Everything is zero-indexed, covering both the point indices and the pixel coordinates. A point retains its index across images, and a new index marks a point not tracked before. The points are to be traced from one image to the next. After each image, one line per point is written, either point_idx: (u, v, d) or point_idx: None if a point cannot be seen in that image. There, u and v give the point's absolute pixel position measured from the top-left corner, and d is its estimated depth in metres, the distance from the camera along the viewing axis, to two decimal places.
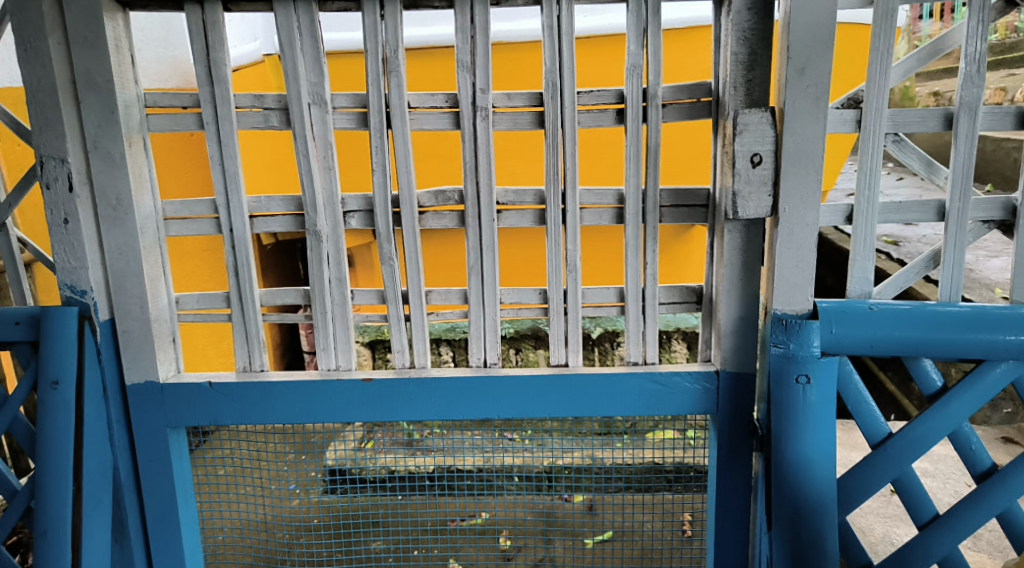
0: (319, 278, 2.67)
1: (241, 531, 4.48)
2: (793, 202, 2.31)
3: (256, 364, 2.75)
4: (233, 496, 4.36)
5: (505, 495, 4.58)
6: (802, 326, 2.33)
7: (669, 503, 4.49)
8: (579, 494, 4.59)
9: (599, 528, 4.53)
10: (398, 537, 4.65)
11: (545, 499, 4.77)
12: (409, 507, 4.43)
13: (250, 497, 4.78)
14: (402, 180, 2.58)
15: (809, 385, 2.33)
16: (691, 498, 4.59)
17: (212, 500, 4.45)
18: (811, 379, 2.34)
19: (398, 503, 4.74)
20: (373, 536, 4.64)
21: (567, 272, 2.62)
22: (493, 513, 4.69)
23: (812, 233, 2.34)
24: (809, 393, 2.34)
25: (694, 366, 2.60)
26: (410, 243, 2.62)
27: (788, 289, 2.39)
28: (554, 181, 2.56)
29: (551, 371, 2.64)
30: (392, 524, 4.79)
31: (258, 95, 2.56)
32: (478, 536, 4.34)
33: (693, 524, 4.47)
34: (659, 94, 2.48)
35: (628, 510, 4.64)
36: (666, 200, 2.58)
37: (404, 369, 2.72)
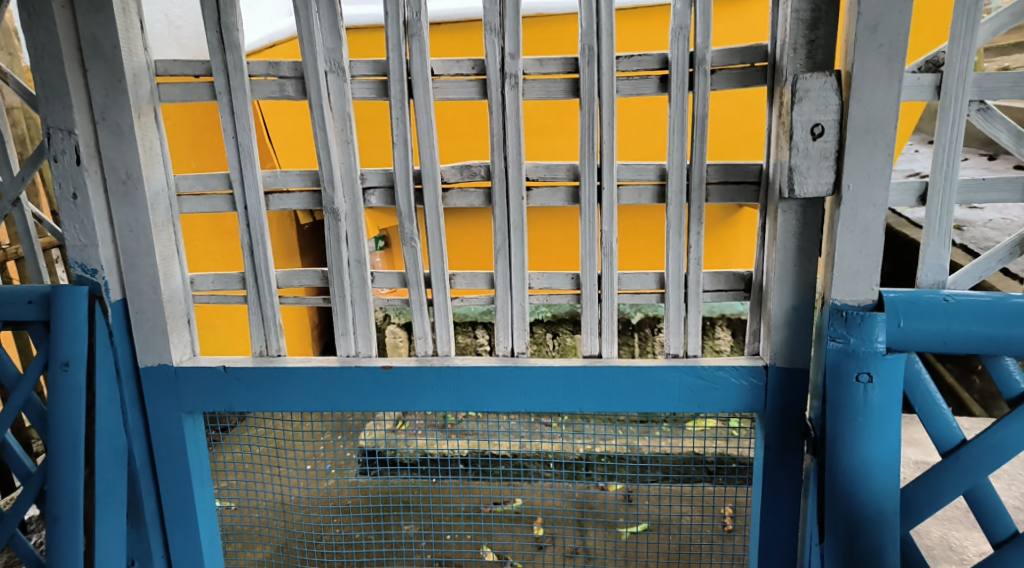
0: (337, 258, 2.51)
1: (272, 511, 4.37)
2: (858, 177, 2.04)
3: (273, 349, 2.61)
4: (265, 475, 4.32)
5: (540, 480, 4.39)
6: (868, 317, 2.07)
7: (712, 496, 4.24)
8: (617, 482, 4.38)
9: (636, 519, 4.31)
10: (429, 519, 4.54)
11: (583, 487, 4.59)
12: (442, 491, 4.31)
13: (282, 478, 4.66)
14: (424, 153, 2.39)
15: (872, 385, 2.06)
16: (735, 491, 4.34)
17: (244, 478, 4.42)
18: (874, 378, 2.07)
19: (431, 486, 4.63)
20: (405, 520, 4.51)
21: (602, 255, 2.41)
22: (527, 500, 4.50)
23: (880, 215, 2.07)
24: (871, 394, 2.07)
25: (740, 359, 2.35)
26: (432, 222, 2.44)
27: (849, 277, 2.11)
28: (588, 154, 2.35)
29: (583, 362, 2.43)
30: (423, 508, 4.64)
31: (272, 63, 2.40)
32: (512, 524, 4.19)
33: (735, 519, 4.24)
34: (707, 58, 2.22)
35: (667, 501, 4.41)
36: (714, 176, 2.33)
37: (425, 356, 2.54)
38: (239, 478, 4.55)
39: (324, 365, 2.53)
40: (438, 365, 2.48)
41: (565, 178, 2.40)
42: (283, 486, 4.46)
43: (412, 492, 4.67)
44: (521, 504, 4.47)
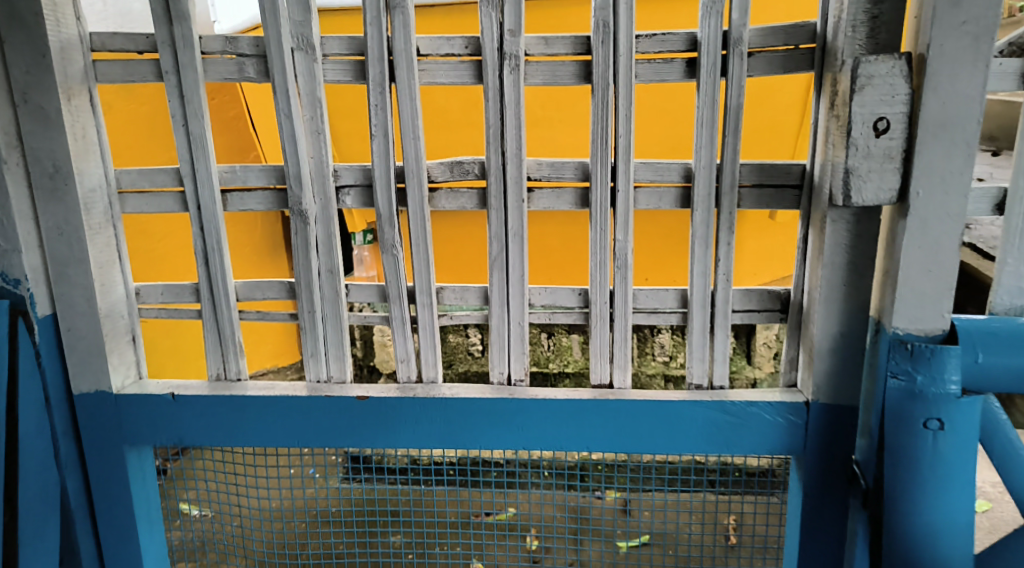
0: (306, 269, 2.15)
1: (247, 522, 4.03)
2: (929, 183, 1.69)
3: (232, 372, 2.26)
4: (238, 484, 3.97)
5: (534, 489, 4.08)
6: (941, 351, 1.72)
7: (720, 508, 3.93)
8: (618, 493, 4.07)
9: (638, 532, 4.00)
10: (416, 530, 4.21)
11: (580, 497, 4.28)
12: (429, 501, 3.98)
13: (258, 485, 4.31)
14: (408, 147, 2.03)
15: (942, 433, 1.71)
16: (743, 504, 4.04)
17: (217, 485, 4.09)
18: (945, 424, 1.71)
19: (418, 495, 4.30)
20: (389, 531, 4.18)
21: (615, 268, 2.07)
22: (521, 510, 4.18)
23: (954, 228, 1.72)
24: (940, 445, 1.72)
25: (775, 392, 2.02)
26: (416, 227, 2.09)
27: (914, 301, 1.77)
28: (600, 150, 2.00)
29: (592, 393, 2.08)
30: (409, 517, 4.31)
31: (229, 38, 2.04)
32: (506, 538, 3.87)
33: (744, 534, 3.93)
34: (744, 39, 1.87)
35: (671, 512, 4.10)
36: (747, 177, 1.98)
37: (408, 384, 2.19)
38: (211, 486, 4.21)
39: (288, 393, 2.17)
40: (422, 395, 2.13)
41: (572, 179, 2.05)
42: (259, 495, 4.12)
43: (397, 500, 4.34)
44: (513, 514, 4.15)
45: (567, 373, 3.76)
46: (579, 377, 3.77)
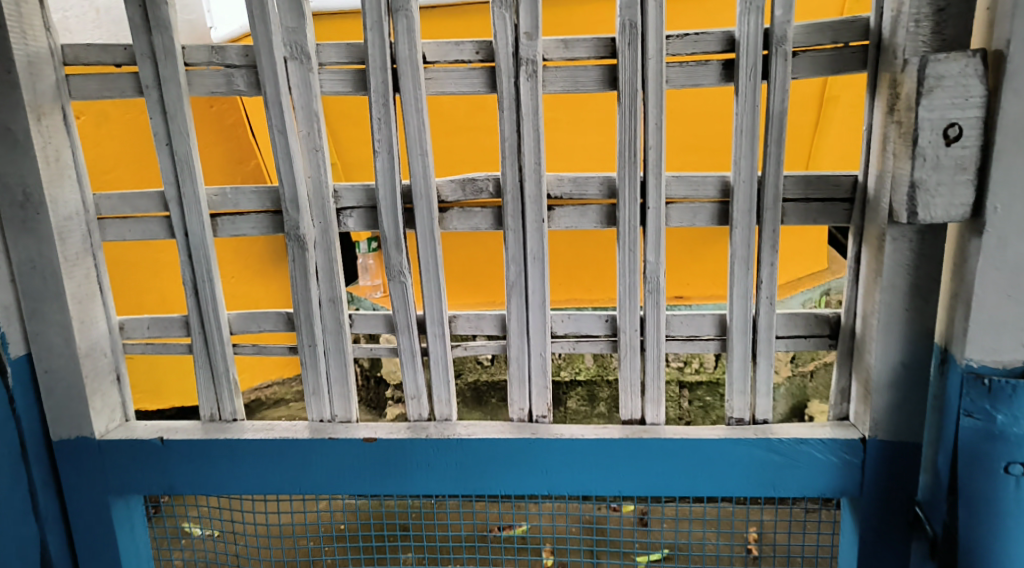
0: (304, 299, 1.95)
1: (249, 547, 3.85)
2: (1008, 196, 1.50)
3: (226, 412, 2.06)
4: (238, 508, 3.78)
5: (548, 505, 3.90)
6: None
7: (741, 522, 3.76)
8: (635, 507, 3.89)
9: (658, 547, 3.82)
10: (425, 550, 4.03)
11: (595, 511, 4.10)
12: (439, 521, 3.80)
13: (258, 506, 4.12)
14: (415, 164, 1.84)
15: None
16: (767, 517, 3.86)
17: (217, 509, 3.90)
18: None
19: (425, 512, 4.08)
20: (398, 551, 4.00)
21: (645, 293, 1.87)
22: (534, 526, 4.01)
23: None
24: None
25: (827, 428, 1.82)
26: (426, 251, 1.89)
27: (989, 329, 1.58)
28: (628, 164, 1.81)
29: (623, 431, 1.90)
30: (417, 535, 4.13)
31: (216, 48, 1.85)
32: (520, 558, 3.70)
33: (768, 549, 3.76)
34: (788, 37, 1.68)
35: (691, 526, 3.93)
36: (792, 191, 1.79)
37: (418, 422, 2.00)
38: (211, 510, 4.02)
39: (288, 435, 1.97)
40: (435, 435, 1.93)
41: (597, 195, 1.86)
42: (261, 517, 3.94)
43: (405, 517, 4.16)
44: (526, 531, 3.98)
45: (579, 382, 3.28)
46: (591, 385, 3.30)
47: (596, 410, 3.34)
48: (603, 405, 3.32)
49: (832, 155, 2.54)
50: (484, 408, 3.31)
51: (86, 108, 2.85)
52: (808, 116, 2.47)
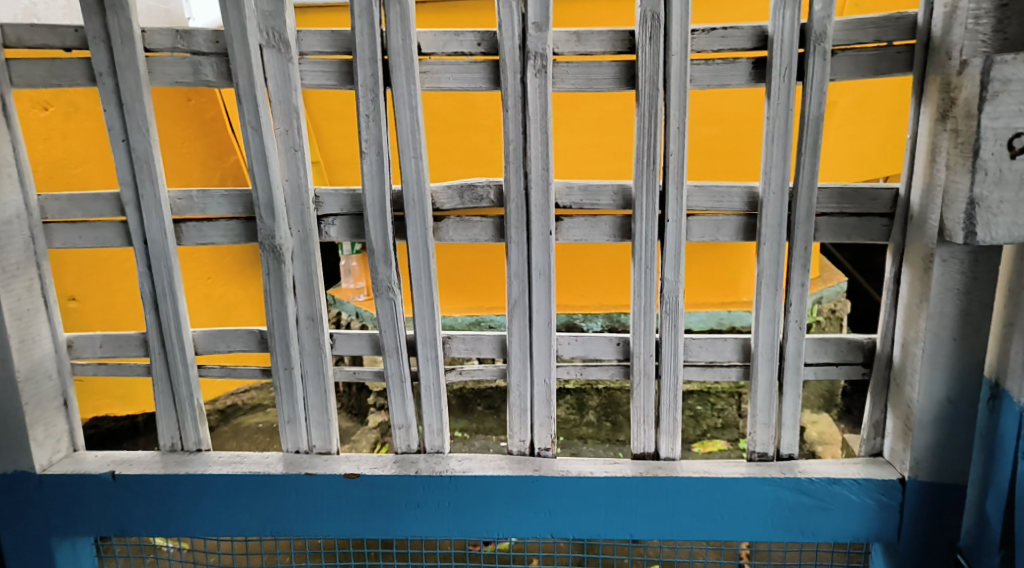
0: (280, 317, 1.73)
1: None
2: None
3: (189, 442, 1.84)
4: None
5: None
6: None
7: None
8: None
9: None
10: None
11: None
12: None
13: None
14: (408, 167, 1.63)
15: None
16: None
17: None
18: None
19: None
20: None
21: (662, 314, 1.70)
22: None
23: None
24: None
25: (858, 466, 1.67)
26: (418, 265, 1.69)
27: None
28: (646, 172, 1.62)
29: (635, 467, 1.72)
30: None
31: (181, 32, 1.63)
32: None
33: None
34: (828, 34, 1.51)
35: None
36: (826, 204, 1.62)
37: (407, 455, 1.79)
38: None
39: (260, 470, 1.76)
40: (425, 471, 1.73)
41: (610, 206, 1.67)
42: None
43: None
44: None
45: (568, 390, 2.99)
46: (580, 393, 3.00)
47: (585, 419, 3.04)
48: (593, 413, 3.01)
49: (830, 161, 2.40)
50: (470, 416, 3.04)
51: (53, 98, 2.57)
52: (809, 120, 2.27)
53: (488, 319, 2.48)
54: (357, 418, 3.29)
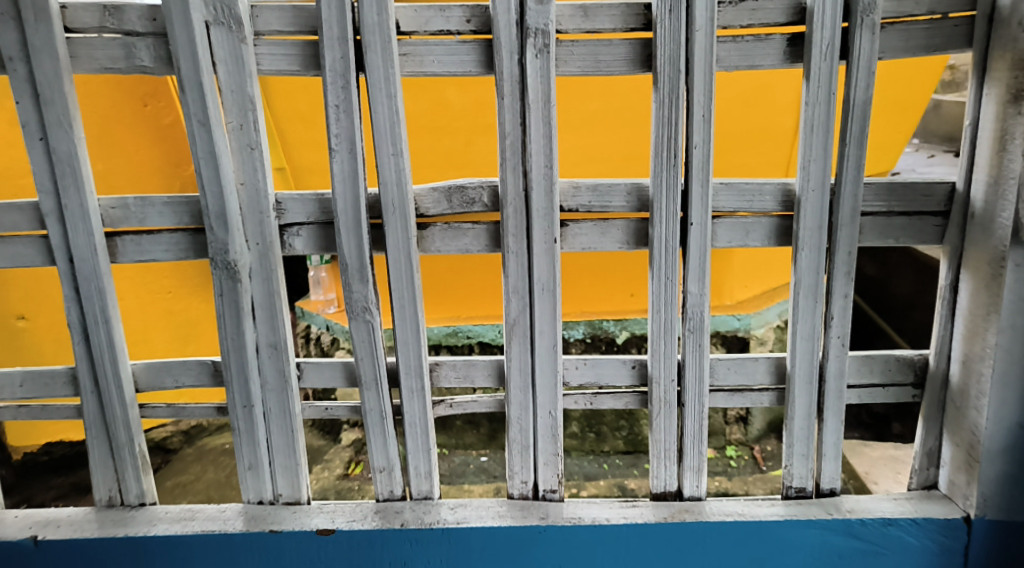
0: (236, 346, 1.46)
1: None
2: None
3: (130, 495, 1.55)
4: None
5: None
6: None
7: None
8: None
9: None
10: None
11: None
12: None
13: None
14: (387, 165, 1.37)
15: None
16: None
17: None
18: None
19: None
20: None
21: (685, 332, 1.47)
22: None
23: None
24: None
25: (912, 502, 1.46)
26: (399, 282, 1.42)
27: None
28: (666, 168, 1.39)
29: (656, 512, 1.48)
30: None
31: (111, 9, 1.35)
32: None
33: None
34: (877, 4, 1.30)
35: None
36: (872, 202, 1.41)
37: (390, 503, 1.53)
38: None
39: (215, 528, 1.48)
40: (413, 523, 1.48)
41: (622, 208, 1.43)
42: None
43: None
44: None
45: None
46: None
47: None
48: (576, 424, 2.51)
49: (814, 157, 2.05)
50: (448, 431, 2.67)
51: None
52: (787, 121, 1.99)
53: (466, 329, 2.25)
54: (332, 436, 2.79)
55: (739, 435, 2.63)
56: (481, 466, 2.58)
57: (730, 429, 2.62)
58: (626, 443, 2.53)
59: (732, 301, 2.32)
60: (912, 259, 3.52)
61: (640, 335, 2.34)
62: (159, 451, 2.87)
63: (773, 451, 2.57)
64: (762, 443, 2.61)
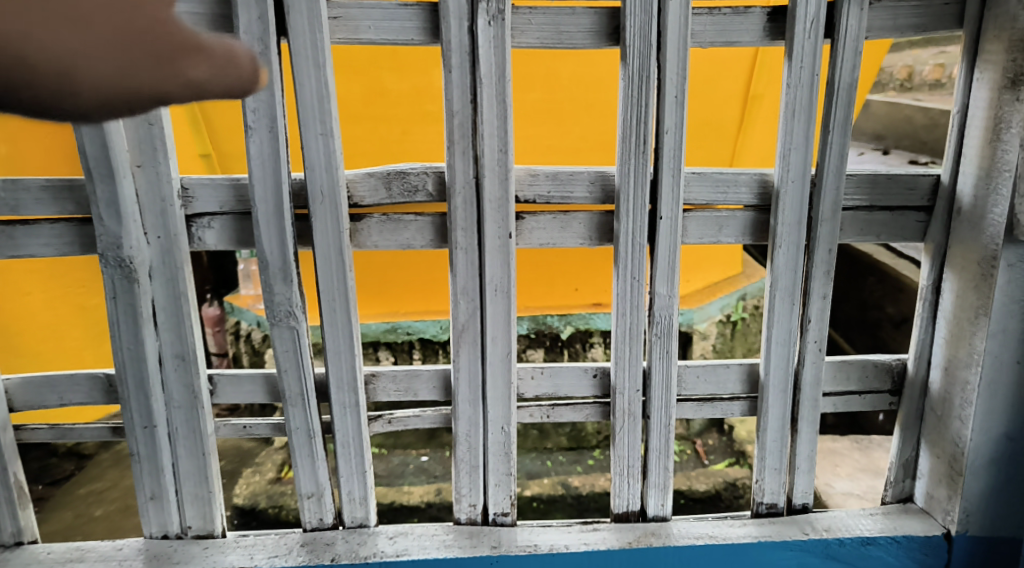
0: (135, 357, 1.23)
1: None
2: None
3: (8, 533, 1.31)
4: None
5: None
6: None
7: None
8: None
9: None
10: None
11: None
12: None
13: None
14: (314, 147, 1.16)
15: None
16: None
17: None
18: None
19: None
20: None
21: (650, 337, 1.33)
22: None
23: None
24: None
25: (890, 518, 1.36)
26: (329, 282, 1.22)
27: None
28: (634, 155, 1.23)
29: (619, 536, 1.34)
30: None
31: None
32: None
33: None
34: None
35: None
36: (853, 195, 1.29)
37: (319, 534, 1.33)
38: None
39: None
40: (345, 557, 1.29)
41: (584, 200, 1.27)
42: None
43: None
44: None
45: None
46: None
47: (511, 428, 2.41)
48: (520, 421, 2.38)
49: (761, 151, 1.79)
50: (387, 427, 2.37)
51: None
52: (731, 115, 1.73)
53: (405, 325, 2.08)
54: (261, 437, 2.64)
55: (680, 430, 2.37)
56: (419, 467, 2.29)
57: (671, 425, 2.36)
58: (569, 439, 2.37)
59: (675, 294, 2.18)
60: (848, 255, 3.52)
61: (585, 330, 2.14)
62: (73, 457, 2.55)
63: (716, 445, 2.30)
64: (703, 437, 2.34)
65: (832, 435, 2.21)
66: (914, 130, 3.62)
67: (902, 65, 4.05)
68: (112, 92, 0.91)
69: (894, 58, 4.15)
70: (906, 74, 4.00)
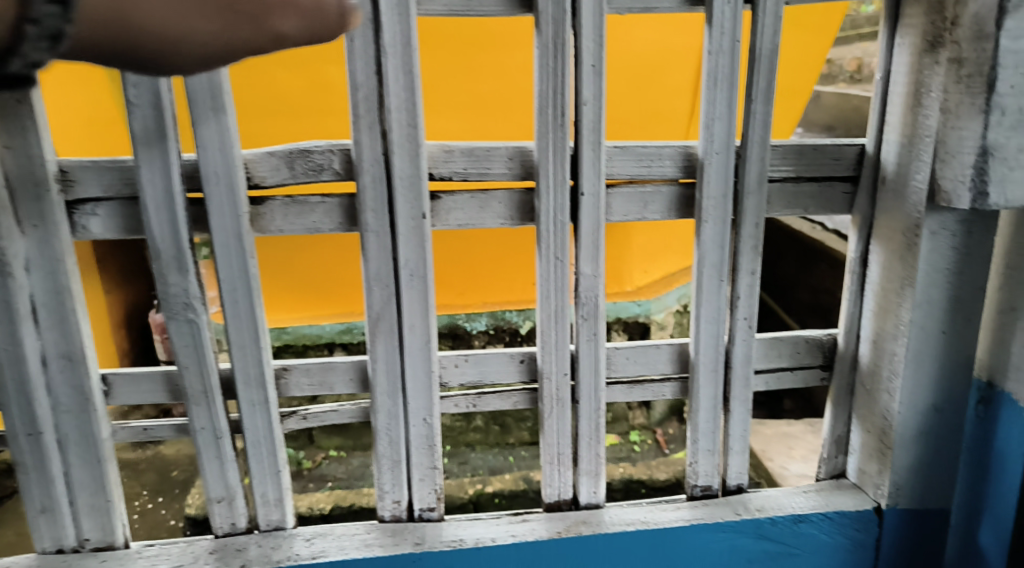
0: (14, 358, 1.13)
1: None
2: None
3: None
4: None
5: None
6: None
7: None
8: None
9: None
10: None
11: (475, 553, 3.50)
12: None
13: None
14: (205, 123, 1.07)
15: None
16: None
17: None
18: None
19: None
20: None
21: (579, 320, 1.28)
22: None
23: None
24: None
25: (822, 495, 1.34)
26: (228, 269, 1.13)
27: None
28: (552, 128, 1.16)
29: (549, 526, 1.29)
30: None
31: None
32: None
33: None
34: None
35: None
36: (780, 168, 1.26)
37: (232, 539, 1.25)
38: None
39: None
40: (256, 563, 1.21)
41: (504, 177, 1.20)
42: None
43: None
44: None
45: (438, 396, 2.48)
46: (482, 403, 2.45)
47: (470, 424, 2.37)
48: (480, 418, 2.34)
49: None
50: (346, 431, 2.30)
51: None
52: (681, 103, 1.67)
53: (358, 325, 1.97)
54: None
55: (641, 419, 2.33)
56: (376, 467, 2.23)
57: (634, 413, 2.32)
58: (531, 433, 2.34)
59: (632, 287, 2.10)
60: (800, 242, 3.52)
61: None
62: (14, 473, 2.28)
63: (677, 434, 2.29)
64: (664, 427, 2.31)
65: (787, 419, 2.24)
66: (863, 121, 3.64)
67: (852, 57, 4.04)
68: (213, 50, 0.71)
69: (844, 49, 4.12)
70: (855, 66, 3.96)
